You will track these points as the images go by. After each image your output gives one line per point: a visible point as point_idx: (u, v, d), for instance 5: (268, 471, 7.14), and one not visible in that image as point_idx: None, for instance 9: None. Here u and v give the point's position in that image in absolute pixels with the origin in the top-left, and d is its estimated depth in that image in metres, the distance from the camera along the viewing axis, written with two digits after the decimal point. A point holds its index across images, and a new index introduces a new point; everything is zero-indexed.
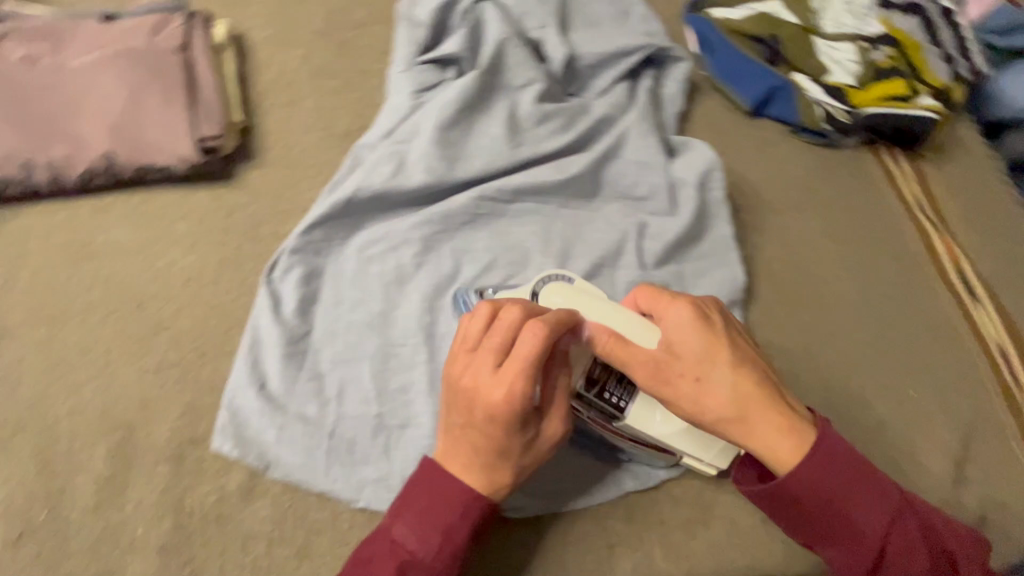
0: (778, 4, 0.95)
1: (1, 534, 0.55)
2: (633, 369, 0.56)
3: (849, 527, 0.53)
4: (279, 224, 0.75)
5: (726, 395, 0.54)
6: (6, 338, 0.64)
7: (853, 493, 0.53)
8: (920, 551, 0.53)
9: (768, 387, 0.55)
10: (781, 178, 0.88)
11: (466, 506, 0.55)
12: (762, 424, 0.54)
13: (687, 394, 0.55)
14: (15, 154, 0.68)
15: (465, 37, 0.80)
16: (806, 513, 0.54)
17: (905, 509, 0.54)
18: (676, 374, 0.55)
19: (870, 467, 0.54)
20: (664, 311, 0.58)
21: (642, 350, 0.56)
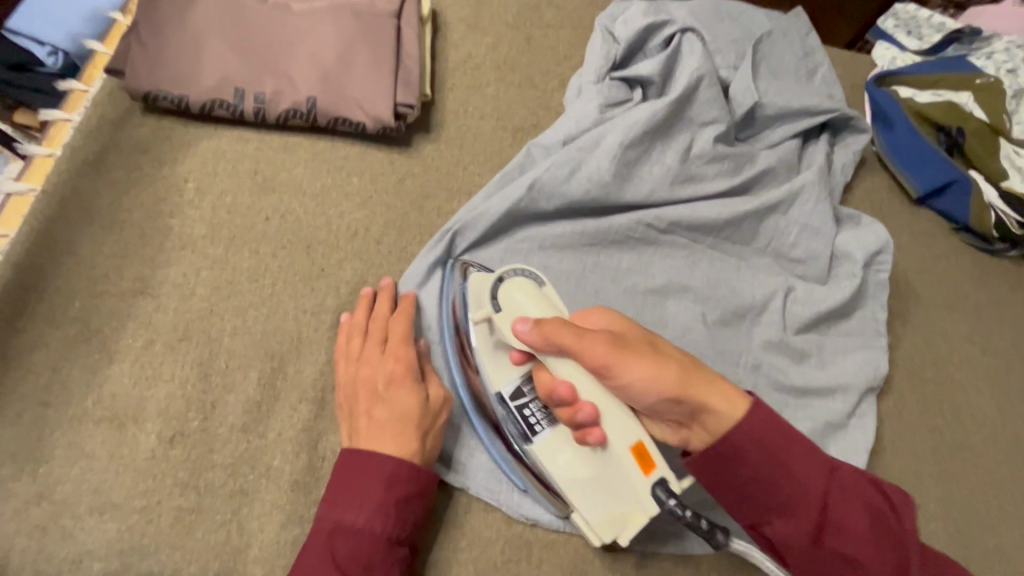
0: (969, 96, 0.90)
1: (158, 432, 0.58)
2: (584, 351, 0.51)
3: (793, 487, 0.47)
4: (444, 201, 0.77)
5: (669, 362, 0.51)
6: (187, 248, 0.67)
7: (783, 450, 0.48)
8: (856, 505, 0.47)
9: (692, 360, 0.52)
10: (935, 273, 0.86)
11: (380, 462, 0.54)
12: (713, 394, 0.49)
13: (643, 361, 0.50)
14: (232, 80, 0.72)
15: (661, 63, 0.81)
16: (746, 482, 0.49)
17: (836, 470, 0.49)
18: (635, 344, 0.51)
19: (783, 430, 0.49)
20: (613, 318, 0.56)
21: (598, 332, 0.51)
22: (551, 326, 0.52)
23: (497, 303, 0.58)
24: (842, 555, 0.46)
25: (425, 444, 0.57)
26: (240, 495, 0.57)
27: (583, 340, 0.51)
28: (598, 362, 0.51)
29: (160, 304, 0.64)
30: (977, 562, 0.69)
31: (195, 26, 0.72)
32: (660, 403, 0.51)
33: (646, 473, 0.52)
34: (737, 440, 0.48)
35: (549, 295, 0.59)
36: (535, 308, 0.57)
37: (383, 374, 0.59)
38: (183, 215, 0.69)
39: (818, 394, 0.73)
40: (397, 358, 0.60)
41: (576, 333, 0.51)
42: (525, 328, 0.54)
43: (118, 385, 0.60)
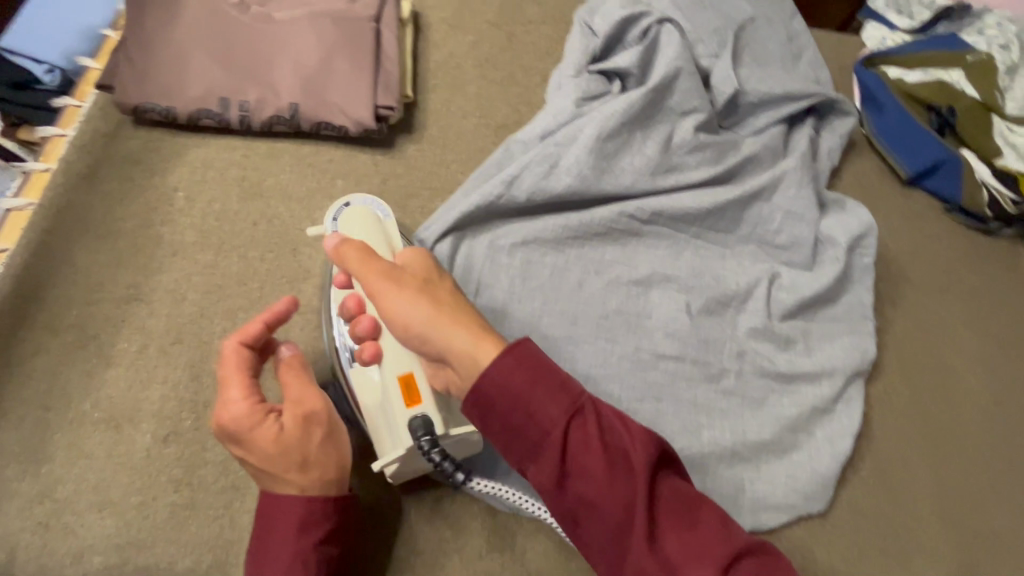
0: (960, 74, 0.89)
1: (154, 431, 0.61)
2: (359, 272, 0.52)
3: (534, 426, 0.44)
4: (427, 200, 0.78)
5: (433, 300, 0.50)
6: (179, 254, 0.70)
7: (524, 389, 0.44)
8: (598, 454, 0.43)
9: (461, 304, 0.51)
10: (927, 256, 0.85)
11: (280, 515, 0.51)
12: (460, 329, 0.49)
13: (398, 295, 0.50)
14: (216, 89, 0.74)
15: (639, 54, 0.81)
16: (503, 422, 0.45)
17: (587, 410, 0.45)
18: (402, 277, 0.52)
19: (542, 363, 0.45)
20: (410, 248, 0.56)
21: (381, 259, 0.53)
22: (353, 254, 0.52)
23: (336, 223, 0.63)
24: (583, 500, 0.43)
25: (314, 478, 0.53)
26: (231, 491, 0.60)
27: (365, 263, 0.52)
28: (370, 288, 0.52)
29: (152, 309, 0.66)
30: (970, 545, 0.68)
31: (180, 39, 0.75)
32: (410, 338, 0.51)
33: (407, 406, 0.54)
34: (486, 387, 0.45)
35: (388, 229, 0.64)
36: (362, 234, 0.61)
37: (229, 433, 0.52)
38: (173, 223, 0.71)
39: (804, 379, 0.73)
40: (240, 405, 0.52)
41: (365, 254, 0.52)
42: (333, 242, 0.54)
43: (114, 388, 0.62)
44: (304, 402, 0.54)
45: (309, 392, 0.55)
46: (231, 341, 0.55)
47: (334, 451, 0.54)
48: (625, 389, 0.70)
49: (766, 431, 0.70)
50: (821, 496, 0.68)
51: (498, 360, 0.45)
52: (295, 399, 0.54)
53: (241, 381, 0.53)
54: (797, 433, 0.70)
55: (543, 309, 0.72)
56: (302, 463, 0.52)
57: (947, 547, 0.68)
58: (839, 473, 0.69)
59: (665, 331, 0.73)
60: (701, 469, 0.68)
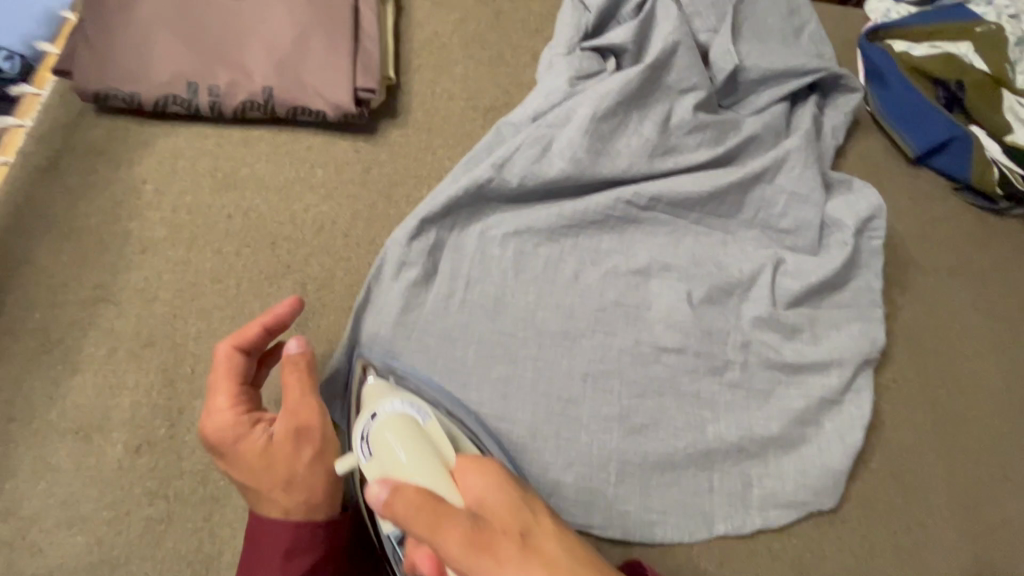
0: (969, 47, 0.85)
1: (125, 441, 0.57)
2: (439, 542, 0.37)
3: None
4: (413, 189, 0.74)
5: (547, 559, 0.37)
6: (148, 251, 0.65)
7: None
8: None
9: (575, 544, 0.39)
10: (935, 238, 0.82)
11: (264, 534, 0.49)
12: (583, 569, 0.37)
13: (509, 573, 0.36)
14: (184, 74, 0.69)
15: (634, 29, 0.77)
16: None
17: None
18: (500, 538, 0.37)
19: None
20: (476, 471, 0.44)
21: (455, 510, 0.38)
22: (406, 497, 0.38)
23: (366, 448, 0.49)
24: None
25: (300, 499, 0.49)
26: (210, 502, 0.56)
27: (434, 519, 0.37)
28: (463, 572, 0.37)
29: (121, 311, 0.62)
30: (983, 537, 0.66)
31: (143, 20, 0.69)
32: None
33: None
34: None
35: (432, 432, 0.50)
36: (407, 458, 0.46)
37: (212, 444, 0.49)
38: (142, 217, 0.67)
39: (811, 370, 0.70)
40: (224, 414, 0.49)
41: (433, 512, 0.38)
42: (376, 489, 0.40)
43: (82, 396, 0.58)
44: (298, 414, 0.50)
45: (304, 403, 0.51)
46: (224, 344, 0.52)
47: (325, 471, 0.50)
48: (624, 383, 0.67)
49: (773, 424, 0.67)
50: (830, 491, 0.65)
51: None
52: (289, 410, 0.51)
53: (230, 388, 0.50)
54: (805, 425, 0.67)
55: (538, 302, 0.69)
56: (285, 484, 0.49)
57: (959, 539, 0.65)
58: (848, 466, 0.66)
59: (666, 322, 0.69)
60: (705, 465, 0.65)
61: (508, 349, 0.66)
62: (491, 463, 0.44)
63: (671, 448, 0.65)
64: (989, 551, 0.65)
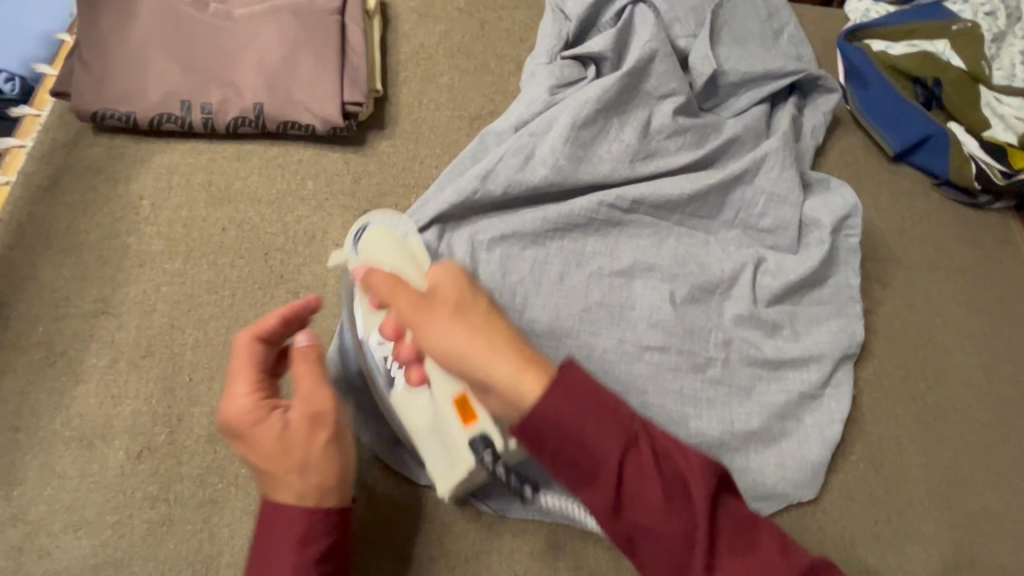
0: (945, 45, 0.87)
1: (127, 447, 0.60)
2: (394, 300, 0.49)
3: (590, 459, 0.42)
4: (401, 198, 0.76)
5: (466, 324, 0.47)
6: (146, 265, 0.68)
7: (580, 419, 0.42)
8: (654, 481, 0.42)
9: (504, 329, 0.48)
10: (916, 233, 0.83)
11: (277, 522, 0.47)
12: (495, 337, 0.46)
13: (437, 325, 0.47)
14: (177, 93, 0.71)
15: (613, 37, 0.79)
16: (555, 453, 0.42)
17: (641, 436, 0.43)
18: (437, 304, 0.48)
19: (602, 397, 0.43)
20: (439, 265, 0.51)
21: (410, 287, 0.50)
22: (379, 278, 0.51)
23: (357, 246, 0.61)
24: (640, 526, 0.42)
25: (312, 481, 0.48)
26: (209, 505, 0.58)
27: (393, 288, 0.50)
28: (406, 318, 0.49)
29: (121, 323, 0.65)
30: (961, 525, 0.67)
31: (137, 42, 0.72)
32: (453, 368, 0.48)
33: (465, 425, 0.51)
34: (534, 419, 0.42)
35: (413, 248, 0.60)
36: (389, 255, 0.58)
37: (232, 428, 0.49)
38: (140, 232, 0.69)
39: (792, 365, 0.71)
40: (246, 397, 0.49)
41: (395, 283, 0.50)
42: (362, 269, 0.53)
43: (85, 405, 0.61)
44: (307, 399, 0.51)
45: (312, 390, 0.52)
46: (244, 333, 0.52)
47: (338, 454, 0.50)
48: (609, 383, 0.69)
49: (754, 420, 0.69)
50: (810, 483, 0.67)
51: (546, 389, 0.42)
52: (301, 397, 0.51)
53: (249, 374, 0.51)
54: (786, 420, 0.69)
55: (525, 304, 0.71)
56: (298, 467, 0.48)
57: (939, 529, 0.67)
58: (829, 459, 0.68)
59: (649, 322, 0.71)
60: None
61: None
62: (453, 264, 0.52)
63: None
64: (968, 540, 0.67)
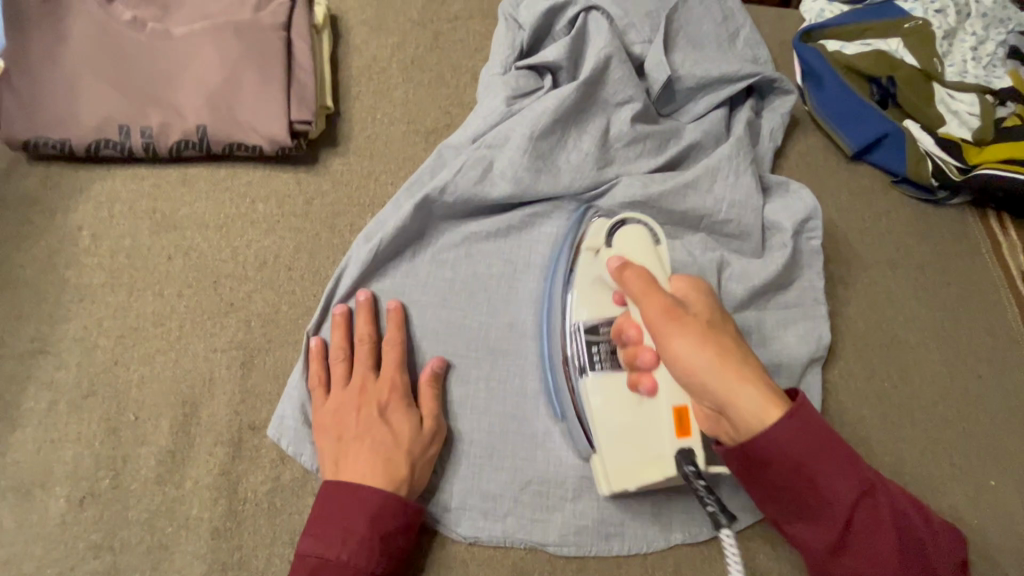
0: (899, 43, 0.88)
1: (68, 494, 0.57)
2: (644, 302, 0.52)
3: (816, 497, 0.47)
4: (357, 217, 0.74)
5: (720, 348, 0.48)
6: (85, 299, 0.65)
7: (815, 459, 0.46)
8: (887, 529, 0.46)
9: (750, 355, 0.48)
10: (876, 232, 0.83)
11: (356, 495, 0.55)
12: (751, 368, 0.47)
13: (682, 334, 0.48)
14: (115, 117, 0.68)
15: (567, 46, 0.78)
16: (778, 481, 0.48)
17: (877, 489, 0.47)
18: (688, 314, 0.49)
19: (829, 431, 0.47)
20: (687, 282, 0.53)
21: (662, 293, 0.52)
22: (633, 278, 0.54)
23: (612, 242, 0.62)
24: (854, 562, 0.48)
25: (390, 467, 0.56)
26: (158, 550, 0.56)
27: (649, 291, 0.52)
28: (647, 323, 0.51)
29: (60, 361, 0.62)
30: None
31: (71, 65, 0.69)
32: (692, 385, 0.49)
33: (680, 434, 0.55)
34: (762, 448, 0.47)
35: (660, 254, 0.59)
36: (639, 257, 0.59)
37: (373, 409, 0.60)
38: (80, 265, 0.66)
39: None
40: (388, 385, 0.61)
41: (648, 284, 0.53)
42: (614, 262, 0.57)
43: (22, 452, 0.58)
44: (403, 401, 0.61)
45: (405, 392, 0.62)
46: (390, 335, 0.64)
47: (418, 448, 0.59)
48: None
49: None
50: None
51: (787, 421, 0.46)
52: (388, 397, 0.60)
53: (392, 368, 0.62)
54: None
55: (489, 321, 0.69)
56: (377, 454, 0.57)
57: None
58: None
59: None
60: None
61: (459, 371, 0.66)
62: (699, 279, 0.55)
63: None
64: None
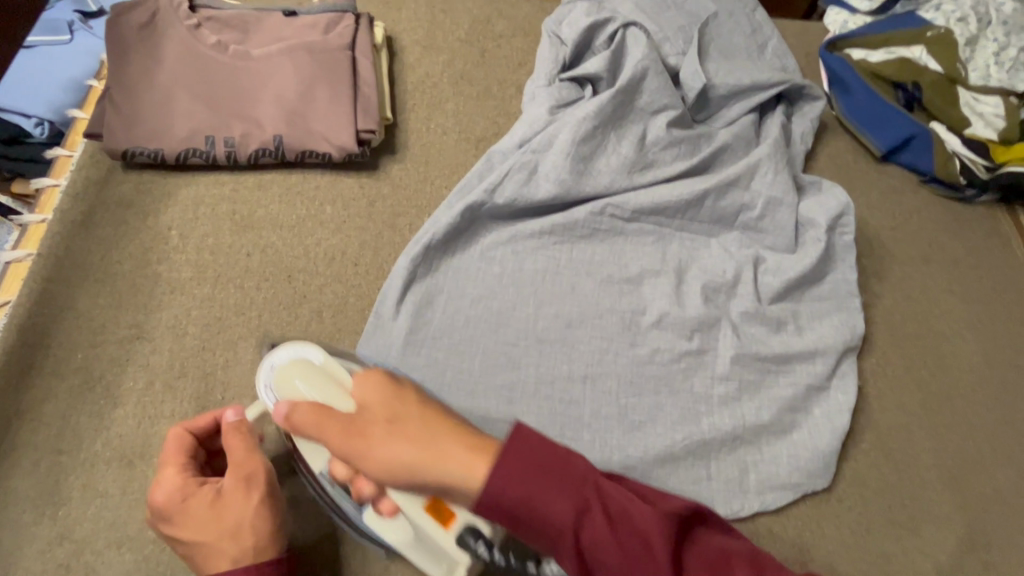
0: (922, 50, 0.92)
1: (164, 464, 0.62)
2: (324, 434, 0.53)
3: (546, 528, 0.47)
4: (415, 218, 0.80)
5: (409, 439, 0.52)
6: (176, 292, 0.71)
7: (531, 492, 0.48)
8: (607, 543, 0.47)
9: (439, 426, 0.54)
10: (907, 230, 0.86)
11: None
12: (443, 445, 0.52)
13: (373, 445, 0.52)
14: (201, 129, 0.76)
15: (607, 58, 0.83)
16: (514, 528, 0.49)
17: (592, 497, 0.48)
18: (368, 425, 0.53)
19: (538, 457, 0.49)
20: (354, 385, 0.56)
21: (335, 412, 0.54)
22: (304, 411, 0.54)
23: (272, 393, 0.58)
24: None
25: (215, 557, 0.50)
26: None
27: (324, 416, 0.54)
28: (344, 451, 0.53)
29: (155, 346, 0.68)
30: (973, 508, 0.69)
31: (163, 83, 0.77)
32: (409, 483, 0.52)
33: (446, 527, 0.54)
34: (491, 500, 0.48)
35: (326, 370, 0.59)
36: (312, 390, 0.57)
37: (172, 521, 0.52)
38: (170, 260, 0.73)
39: (799, 359, 0.74)
40: (174, 491, 0.52)
41: (320, 411, 0.54)
42: (283, 413, 0.55)
43: (123, 426, 0.64)
44: (185, 496, 0.52)
45: (193, 479, 0.54)
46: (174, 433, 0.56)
47: (231, 519, 0.51)
48: (622, 384, 0.71)
49: (765, 414, 0.71)
50: (825, 473, 0.69)
51: (498, 465, 0.48)
52: (167, 505, 0.52)
53: (175, 469, 0.54)
54: (794, 412, 0.71)
55: (536, 313, 0.74)
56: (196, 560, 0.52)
57: (953, 512, 0.68)
58: (839, 449, 0.70)
59: (659, 325, 0.74)
60: (703, 455, 0.69)
61: (510, 358, 0.71)
62: (372, 376, 0.57)
63: (670, 441, 0.69)
64: (979, 521, 0.68)
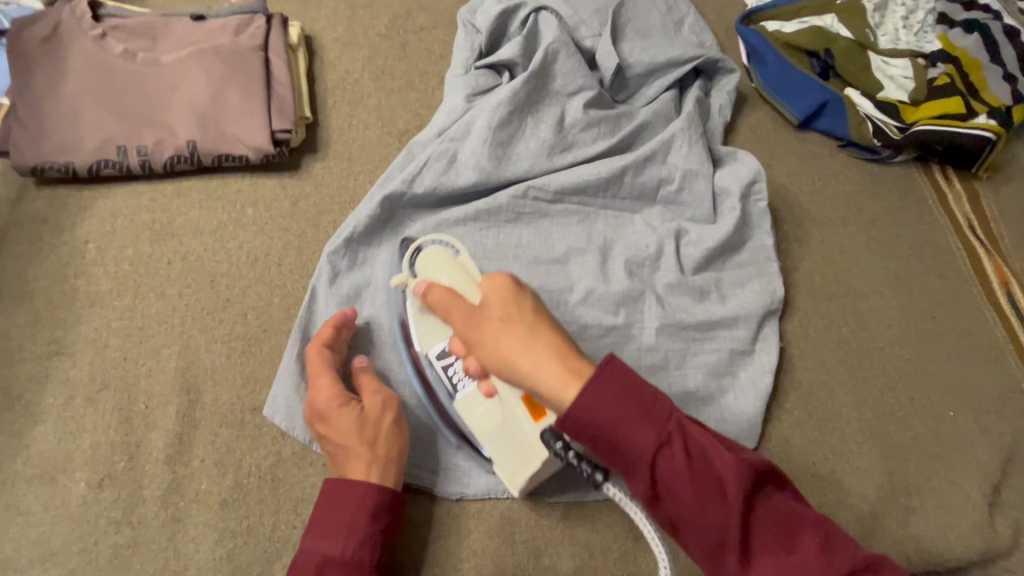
0: (834, 18, 0.95)
1: (87, 477, 0.62)
2: (450, 313, 0.58)
3: (624, 453, 0.47)
4: (339, 215, 0.80)
5: (521, 341, 0.53)
6: (94, 305, 0.71)
7: (619, 416, 0.47)
8: (684, 479, 0.46)
9: (548, 334, 0.54)
10: (826, 194, 0.88)
11: (333, 495, 0.57)
12: (542, 350, 0.52)
13: (487, 337, 0.55)
14: (112, 139, 0.75)
15: (520, 44, 0.84)
16: (592, 447, 0.48)
17: (676, 437, 0.47)
18: (484, 318, 0.56)
19: (637, 385, 0.48)
20: (488, 277, 0.58)
21: (464, 301, 0.58)
22: (440, 294, 0.59)
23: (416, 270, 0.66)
24: (678, 517, 0.47)
25: (355, 462, 0.59)
26: (172, 523, 0.61)
27: (454, 301, 0.58)
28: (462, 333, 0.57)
29: (74, 361, 0.67)
30: (893, 457, 0.71)
31: (71, 95, 0.76)
32: (504, 376, 0.55)
33: (536, 419, 0.58)
34: (574, 416, 0.48)
35: (465, 265, 0.64)
36: (447, 275, 0.63)
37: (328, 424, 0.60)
38: (87, 273, 0.72)
39: (722, 325, 0.75)
40: (331, 399, 0.61)
41: (454, 296, 0.59)
42: (422, 286, 0.61)
43: (43, 443, 0.63)
44: (341, 404, 0.61)
45: (345, 392, 0.62)
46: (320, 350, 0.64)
47: (375, 434, 0.60)
48: None
49: (691, 382, 0.72)
50: (749, 434, 0.71)
51: (587, 382, 0.48)
52: (325, 409, 0.61)
53: (331, 380, 0.62)
54: (719, 377, 0.73)
55: None
56: (337, 462, 0.60)
57: (874, 463, 0.71)
58: (764, 410, 0.72)
59: (586, 303, 0.75)
60: None
61: None
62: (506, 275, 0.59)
63: None
64: (898, 469, 0.70)
